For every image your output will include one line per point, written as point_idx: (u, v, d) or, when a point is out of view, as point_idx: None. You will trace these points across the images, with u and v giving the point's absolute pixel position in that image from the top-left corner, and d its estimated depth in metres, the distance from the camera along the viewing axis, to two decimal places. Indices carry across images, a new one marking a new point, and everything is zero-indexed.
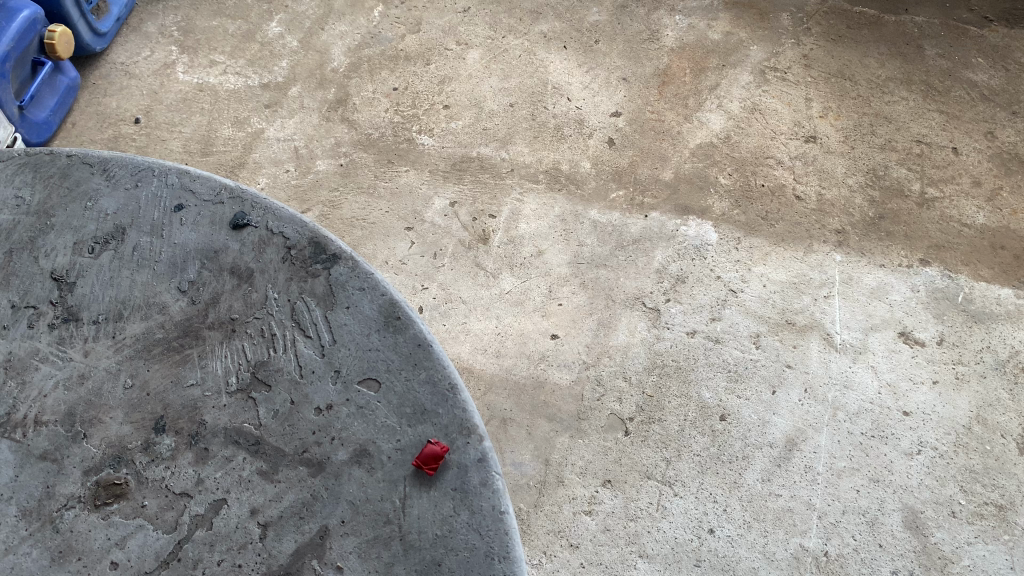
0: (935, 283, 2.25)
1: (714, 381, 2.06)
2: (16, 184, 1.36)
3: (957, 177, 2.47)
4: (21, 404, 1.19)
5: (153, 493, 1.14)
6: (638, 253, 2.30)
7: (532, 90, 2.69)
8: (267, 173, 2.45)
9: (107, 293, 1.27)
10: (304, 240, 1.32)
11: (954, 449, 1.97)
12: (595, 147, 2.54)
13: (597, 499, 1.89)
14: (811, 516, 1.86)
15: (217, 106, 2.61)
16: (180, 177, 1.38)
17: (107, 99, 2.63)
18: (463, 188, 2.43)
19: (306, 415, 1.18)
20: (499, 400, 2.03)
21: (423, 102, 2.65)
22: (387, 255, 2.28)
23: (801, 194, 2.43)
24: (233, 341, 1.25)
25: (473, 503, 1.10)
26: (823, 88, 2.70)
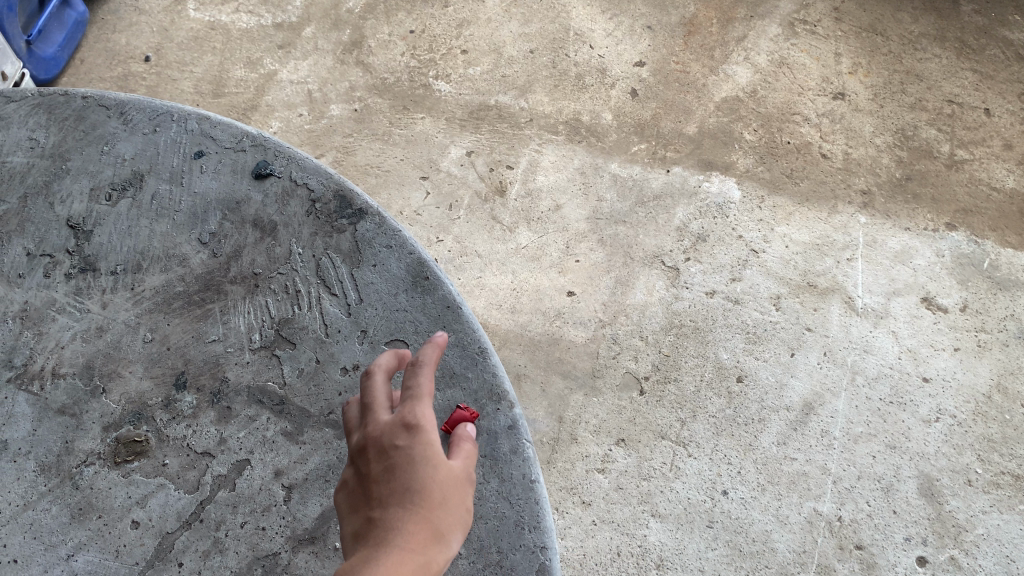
0: (960, 248, 2.20)
1: (732, 342, 2.04)
2: (30, 125, 1.33)
3: (989, 139, 2.41)
4: (38, 355, 1.14)
5: (175, 451, 1.08)
6: (658, 209, 2.25)
7: (553, 36, 2.62)
8: (280, 117, 2.39)
9: (126, 242, 1.24)
10: (329, 192, 1.30)
11: (973, 417, 1.94)
12: (617, 98, 2.47)
13: (610, 458, 1.88)
14: (825, 481, 1.85)
15: (229, 46, 2.55)
16: (200, 123, 1.35)
17: (115, 35, 2.56)
18: (480, 137, 2.38)
19: (332, 375, 1.14)
20: (514, 356, 2.01)
21: (441, 46, 2.58)
22: (402, 204, 2.23)
23: (827, 153, 2.37)
24: (256, 296, 1.21)
25: (503, 470, 1.08)
26: (853, 43, 2.62)
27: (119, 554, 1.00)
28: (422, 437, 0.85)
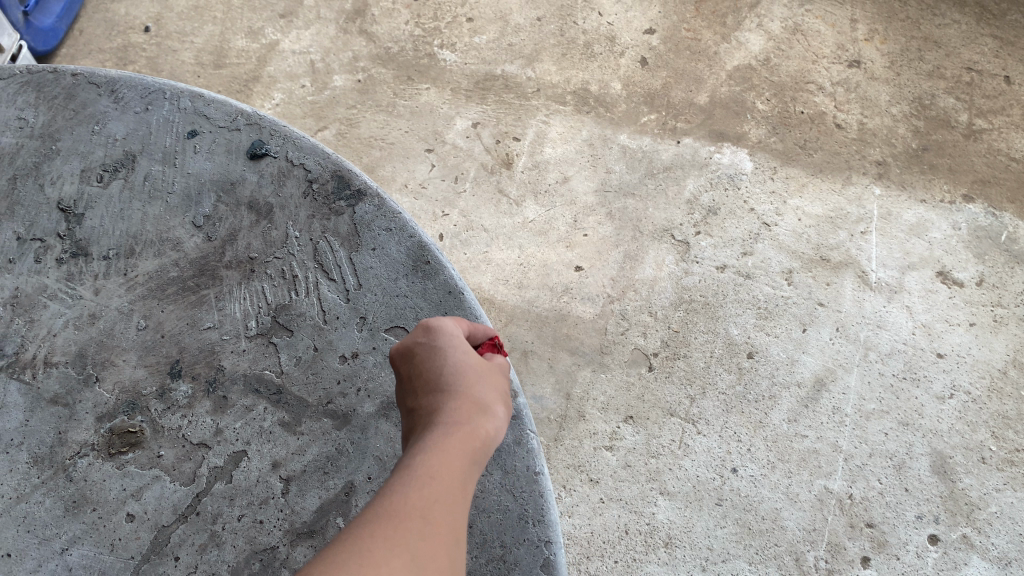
0: (977, 221, 2.15)
1: (743, 318, 2.00)
2: (19, 105, 1.30)
3: (1008, 108, 2.35)
4: (31, 343, 1.12)
5: (170, 442, 1.07)
6: (668, 182, 2.21)
7: (561, 3, 2.55)
8: (283, 89, 2.35)
9: (118, 226, 1.21)
10: (326, 173, 1.27)
11: (988, 394, 1.91)
12: (626, 67, 2.42)
13: (618, 435, 1.86)
14: (837, 459, 1.83)
15: (229, 16, 2.50)
16: (193, 101, 1.32)
17: (113, 5, 2.51)
18: (486, 108, 2.33)
19: (330, 364, 1.12)
20: (520, 332, 1.99)
21: (446, 14, 2.52)
22: (406, 178, 2.20)
23: (842, 123, 2.32)
24: (252, 282, 1.18)
25: (506, 462, 1.06)
26: (870, 8, 2.55)
27: (114, 548, 0.99)
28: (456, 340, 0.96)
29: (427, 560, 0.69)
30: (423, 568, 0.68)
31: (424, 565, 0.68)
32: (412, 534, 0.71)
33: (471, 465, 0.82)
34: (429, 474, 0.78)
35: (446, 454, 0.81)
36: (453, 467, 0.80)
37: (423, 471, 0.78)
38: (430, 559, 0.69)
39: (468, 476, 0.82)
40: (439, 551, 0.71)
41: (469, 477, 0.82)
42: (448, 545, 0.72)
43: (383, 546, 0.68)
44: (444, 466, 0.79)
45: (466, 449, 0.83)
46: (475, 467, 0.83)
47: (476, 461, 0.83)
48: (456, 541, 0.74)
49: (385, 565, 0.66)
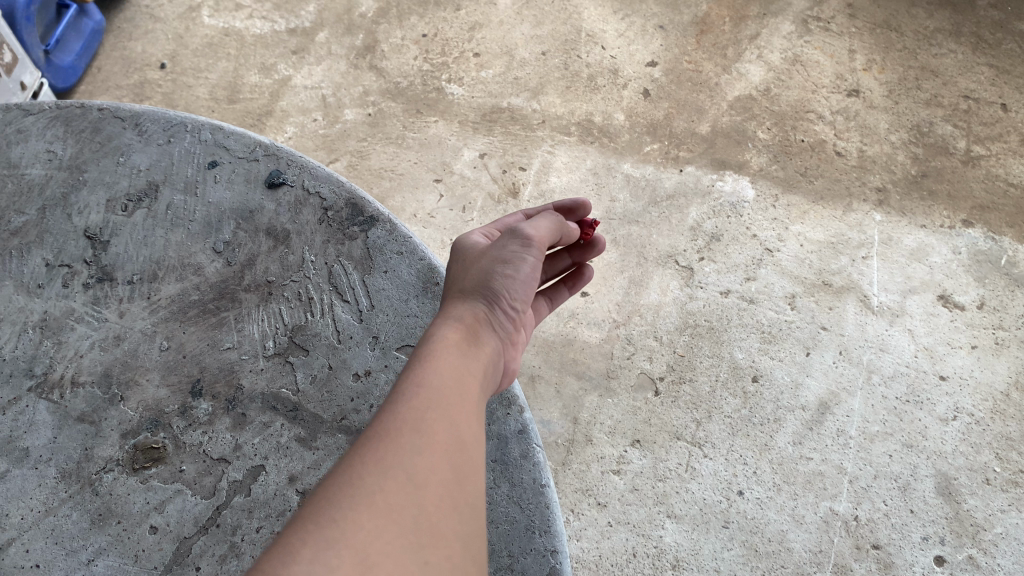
0: (977, 245, 2.19)
1: (747, 342, 2.03)
2: (48, 138, 1.36)
3: (1005, 135, 2.39)
4: (58, 363, 1.16)
5: (192, 458, 1.10)
6: (671, 209, 2.25)
7: (565, 38, 2.62)
8: (295, 122, 2.41)
9: (142, 252, 1.26)
10: (341, 200, 1.33)
11: (991, 415, 1.93)
12: (629, 98, 2.47)
13: (626, 459, 1.88)
14: (842, 480, 1.85)
15: (243, 52, 2.57)
16: (213, 133, 1.38)
17: (131, 43, 2.59)
18: (493, 139, 2.39)
19: (344, 382, 1.16)
20: (528, 357, 2.02)
21: (454, 49, 2.59)
22: (415, 208, 2.25)
23: (842, 151, 2.36)
24: (270, 304, 1.22)
25: (513, 475, 1.09)
26: (868, 39, 2.61)
27: (138, 559, 1.02)
28: (454, 258, 1.11)
29: (425, 474, 0.73)
30: (422, 486, 0.71)
31: (423, 483, 0.72)
32: (405, 451, 0.74)
33: (459, 349, 0.91)
34: (418, 385, 0.83)
35: (433, 351, 0.90)
36: (443, 366, 0.87)
37: (412, 385, 0.83)
38: (429, 474, 0.73)
39: (463, 367, 0.89)
40: (437, 463, 0.74)
41: (465, 370, 0.89)
42: (448, 455, 0.76)
43: (376, 470, 0.71)
44: (434, 374, 0.85)
45: (450, 335, 0.93)
46: (466, 348, 0.92)
47: (465, 345, 0.93)
48: (458, 447, 0.78)
49: (379, 490, 0.69)
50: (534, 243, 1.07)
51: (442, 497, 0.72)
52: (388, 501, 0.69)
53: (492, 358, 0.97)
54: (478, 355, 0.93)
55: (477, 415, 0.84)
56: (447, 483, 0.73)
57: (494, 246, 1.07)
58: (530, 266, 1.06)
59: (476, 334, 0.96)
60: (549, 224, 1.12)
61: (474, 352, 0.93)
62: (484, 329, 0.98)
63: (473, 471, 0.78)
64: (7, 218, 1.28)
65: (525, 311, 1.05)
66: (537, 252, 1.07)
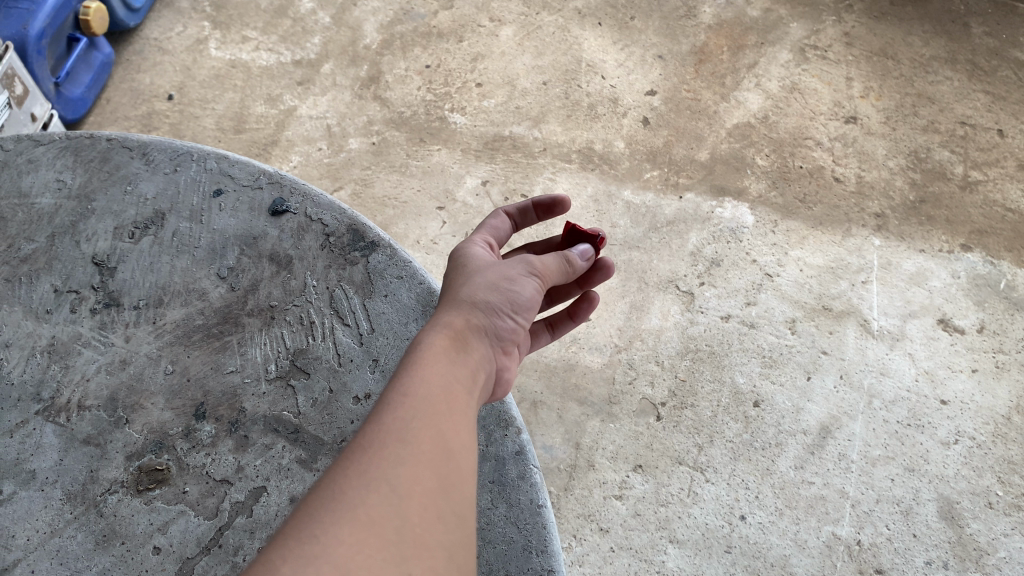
0: (976, 269, 2.20)
1: (748, 367, 2.04)
2: (58, 168, 1.39)
3: (1003, 160, 2.41)
4: (65, 387, 1.18)
5: (195, 479, 1.11)
6: (672, 235, 2.27)
7: (566, 67, 2.66)
8: (300, 152, 2.45)
9: (148, 278, 1.29)
10: (342, 226, 1.36)
11: (992, 439, 1.93)
12: (629, 126, 2.51)
13: (627, 484, 1.88)
14: (844, 504, 1.85)
15: (249, 83, 2.61)
16: (218, 162, 1.42)
17: (140, 75, 2.64)
18: (495, 167, 2.42)
19: (345, 404, 1.17)
20: (530, 383, 2.03)
21: (456, 79, 2.63)
22: (418, 235, 2.28)
23: (840, 177, 2.39)
24: (272, 328, 1.25)
25: (510, 496, 1.10)
26: (865, 67, 2.64)
27: None
28: (456, 265, 1.14)
29: (409, 485, 0.75)
30: (406, 497, 0.74)
31: (407, 494, 0.74)
32: (389, 463, 0.76)
33: (449, 356, 0.93)
34: (406, 394, 0.85)
35: (424, 356, 0.92)
36: (431, 373, 0.89)
37: (400, 394, 0.85)
38: (413, 485, 0.75)
39: (452, 374, 0.91)
40: (421, 473, 0.76)
41: (453, 377, 0.91)
42: (433, 465, 0.78)
43: (360, 482, 0.74)
44: (422, 382, 0.87)
45: (439, 341, 0.95)
46: (454, 355, 0.94)
47: (454, 353, 0.94)
48: (444, 456, 0.80)
49: (362, 503, 0.72)
50: (541, 274, 1.11)
51: (425, 509, 0.74)
52: (370, 513, 0.71)
53: (481, 364, 0.98)
54: (466, 361, 0.95)
55: (465, 423, 0.86)
56: (431, 493, 0.76)
57: (496, 264, 1.11)
58: (528, 284, 1.08)
59: (465, 340, 0.98)
60: (557, 260, 1.15)
61: (462, 359, 0.95)
62: (474, 335, 1.00)
63: (459, 479, 0.80)
64: (17, 245, 1.31)
65: (518, 320, 1.06)
66: (541, 283, 1.11)
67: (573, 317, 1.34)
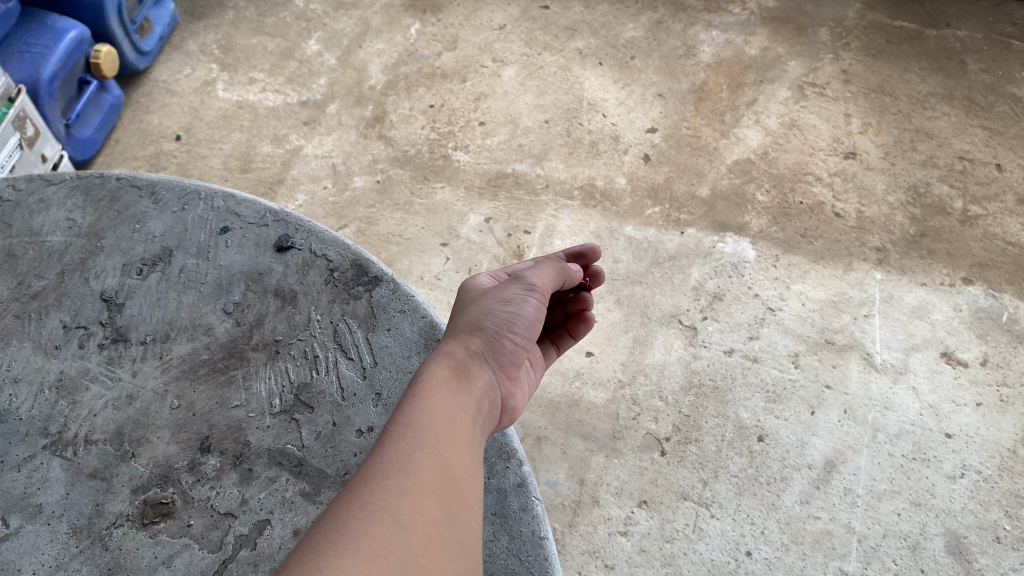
0: (978, 302, 2.21)
1: (752, 402, 2.04)
2: (68, 207, 1.42)
3: (1002, 194, 2.43)
4: (72, 422, 1.19)
5: (199, 512, 1.12)
6: (674, 270, 2.29)
7: (568, 106, 2.70)
8: (305, 191, 2.48)
9: (155, 314, 1.30)
10: (346, 262, 1.38)
11: (999, 473, 1.93)
12: (630, 163, 2.54)
13: (633, 520, 1.87)
14: (850, 539, 1.83)
15: (256, 124, 2.66)
16: (225, 201, 1.45)
17: (149, 117, 2.68)
18: (498, 204, 2.44)
19: (348, 437, 1.18)
20: (534, 418, 2.04)
21: (460, 118, 2.67)
22: (422, 271, 2.30)
23: (840, 212, 2.41)
24: (276, 362, 1.26)
25: (512, 528, 1.10)
26: (863, 104, 2.68)
27: None
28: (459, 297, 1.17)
29: (412, 515, 0.76)
30: (409, 527, 0.75)
31: (410, 525, 0.75)
32: (392, 494, 0.77)
33: (450, 385, 0.95)
34: (408, 425, 0.86)
35: (425, 387, 0.94)
36: (433, 403, 0.91)
37: (402, 425, 0.87)
38: (416, 516, 0.76)
39: (454, 402, 0.93)
40: (424, 503, 0.78)
41: (455, 405, 0.92)
42: (436, 494, 0.79)
43: (363, 515, 0.75)
44: (424, 413, 0.88)
45: (440, 371, 0.97)
46: (455, 383, 0.96)
47: (455, 381, 0.96)
48: (448, 485, 0.81)
49: (366, 535, 0.73)
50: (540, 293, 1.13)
51: (429, 538, 0.75)
52: (373, 545, 0.72)
53: (485, 390, 1.00)
54: (468, 387, 0.97)
55: (469, 450, 0.88)
56: (434, 523, 0.77)
57: (494, 290, 1.13)
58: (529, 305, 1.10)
59: (466, 368, 1.00)
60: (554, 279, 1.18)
61: (464, 385, 0.97)
62: (475, 362, 1.02)
63: (464, 508, 0.81)
64: (27, 282, 1.33)
65: (519, 341, 1.08)
66: (540, 296, 1.14)
67: (573, 336, 1.37)
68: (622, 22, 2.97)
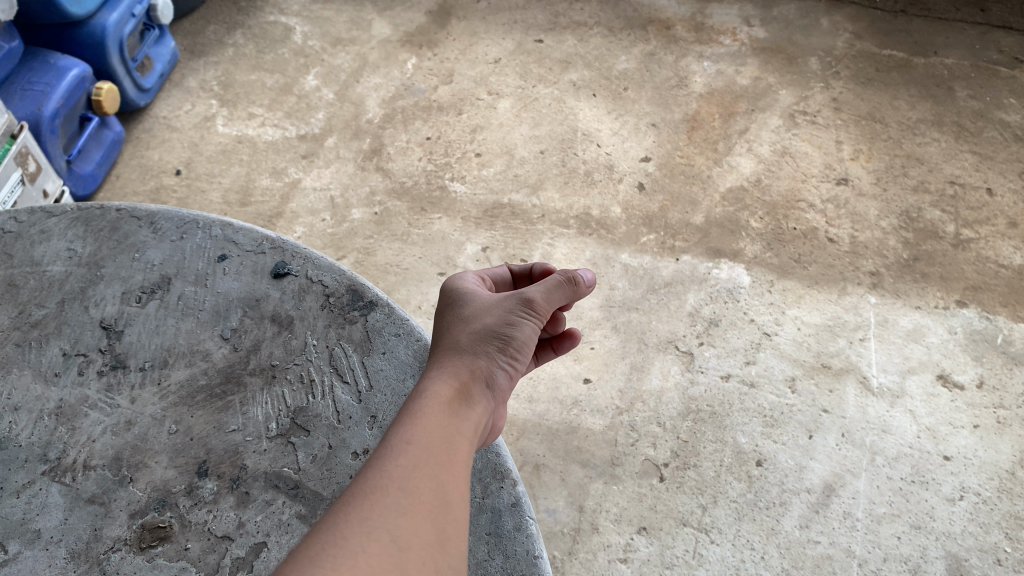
0: (972, 324, 2.22)
1: (749, 426, 2.05)
2: (69, 238, 1.44)
3: (993, 219, 2.46)
4: (72, 448, 1.20)
5: (196, 536, 1.12)
6: (670, 296, 2.31)
7: (562, 137, 2.74)
8: (304, 223, 2.51)
9: (154, 340, 1.32)
10: (342, 287, 1.40)
11: (998, 494, 1.92)
12: (625, 192, 2.57)
13: (632, 547, 1.87)
14: (851, 564, 1.83)
15: (255, 158, 2.69)
16: (223, 229, 1.47)
17: (149, 152, 2.72)
18: (495, 234, 2.46)
19: (343, 460, 1.19)
20: (533, 446, 2.04)
21: (456, 151, 2.71)
22: (420, 300, 2.31)
23: (833, 237, 2.43)
24: (273, 387, 1.27)
25: (507, 547, 1.11)
26: (854, 131, 2.71)
27: None
28: (454, 305, 1.18)
29: (409, 537, 0.77)
30: (405, 548, 0.76)
31: (406, 546, 0.76)
32: (390, 513, 0.79)
33: (451, 408, 0.96)
34: (407, 444, 0.88)
35: (425, 407, 0.95)
36: (432, 424, 0.92)
37: (400, 443, 0.88)
38: (412, 538, 0.78)
39: (453, 426, 0.94)
40: (421, 525, 0.79)
41: (454, 429, 0.94)
42: (432, 517, 0.81)
43: (361, 532, 0.76)
44: (423, 433, 0.90)
45: (443, 393, 0.98)
46: (457, 407, 0.97)
47: (457, 404, 0.98)
48: (443, 508, 0.83)
49: (362, 551, 0.74)
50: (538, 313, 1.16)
51: (424, 561, 0.76)
52: (370, 563, 0.73)
53: (484, 416, 1.01)
54: (470, 413, 0.98)
55: (464, 475, 0.89)
56: (430, 546, 0.78)
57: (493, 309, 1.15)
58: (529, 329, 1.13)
59: (469, 391, 1.02)
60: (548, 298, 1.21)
61: (466, 410, 0.98)
62: (478, 386, 1.03)
63: (457, 534, 0.82)
64: (27, 311, 1.34)
65: (518, 366, 1.10)
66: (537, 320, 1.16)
67: (556, 350, 1.38)
68: (615, 54, 3.02)
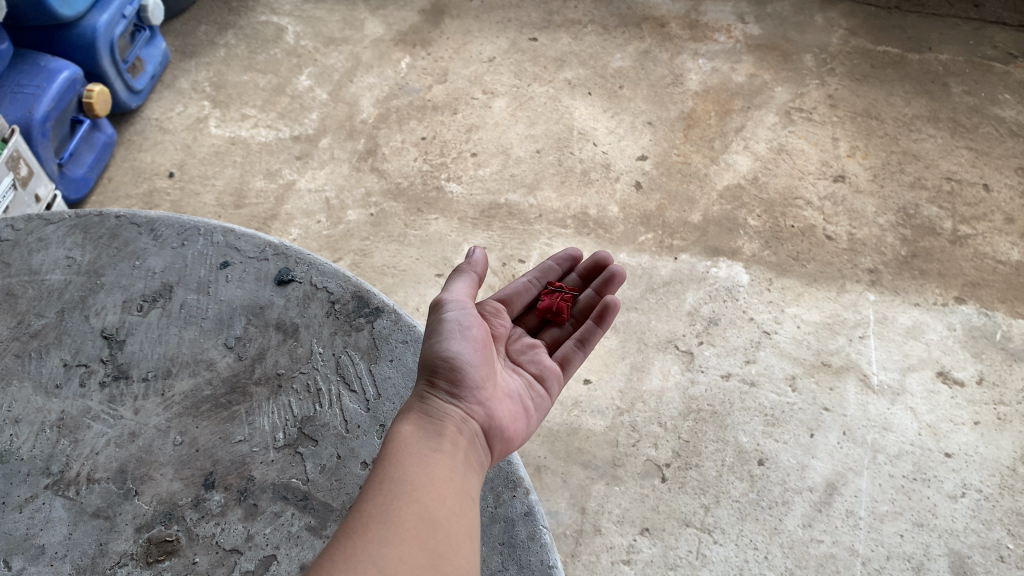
0: (971, 320, 2.22)
1: (750, 426, 2.04)
2: (67, 245, 1.42)
3: (990, 214, 2.46)
4: (74, 461, 1.18)
5: (204, 550, 1.10)
6: (668, 295, 2.30)
7: (558, 136, 2.73)
8: (299, 225, 2.48)
9: (156, 350, 1.30)
10: (347, 293, 1.38)
11: (999, 491, 1.93)
12: (622, 191, 2.56)
13: (635, 548, 1.86)
14: (854, 562, 1.83)
15: (249, 159, 2.67)
16: (225, 236, 1.45)
17: (142, 154, 2.69)
18: (492, 234, 2.45)
19: (352, 470, 1.17)
20: (533, 448, 2.03)
21: (452, 150, 2.69)
22: (418, 301, 2.30)
23: (831, 235, 2.43)
24: (280, 396, 1.25)
25: (521, 557, 1.10)
26: (850, 128, 2.71)
27: None
28: None
29: (395, 563, 0.78)
30: None
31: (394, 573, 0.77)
32: (375, 545, 0.80)
33: (419, 435, 0.97)
34: (385, 479, 0.89)
35: (396, 443, 0.96)
36: (406, 456, 0.93)
37: (378, 480, 0.89)
38: (399, 564, 0.79)
39: (428, 449, 0.95)
40: (407, 551, 0.80)
41: (429, 451, 0.95)
42: (419, 540, 0.82)
43: (347, 567, 0.77)
44: (397, 466, 0.91)
45: (405, 428, 0.99)
46: (424, 432, 0.98)
47: (421, 430, 0.98)
48: (431, 530, 0.84)
49: None
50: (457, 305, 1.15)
51: None
52: None
53: (457, 427, 1.02)
54: (438, 430, 0.99)
55: (450, 489, 0.90)
56: (419, 568, 0.79)
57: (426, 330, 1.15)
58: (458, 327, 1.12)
59: (429, 415, 1.02)
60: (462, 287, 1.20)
61: (432, 432, 0.99)
62: (435, 406, 1.04)
63: (448, 550, 0.83)
64: (27, 321, 1.33)
65: (468, 362, 1.09)
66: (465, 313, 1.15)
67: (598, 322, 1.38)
68: (609, 52, 3.01)
